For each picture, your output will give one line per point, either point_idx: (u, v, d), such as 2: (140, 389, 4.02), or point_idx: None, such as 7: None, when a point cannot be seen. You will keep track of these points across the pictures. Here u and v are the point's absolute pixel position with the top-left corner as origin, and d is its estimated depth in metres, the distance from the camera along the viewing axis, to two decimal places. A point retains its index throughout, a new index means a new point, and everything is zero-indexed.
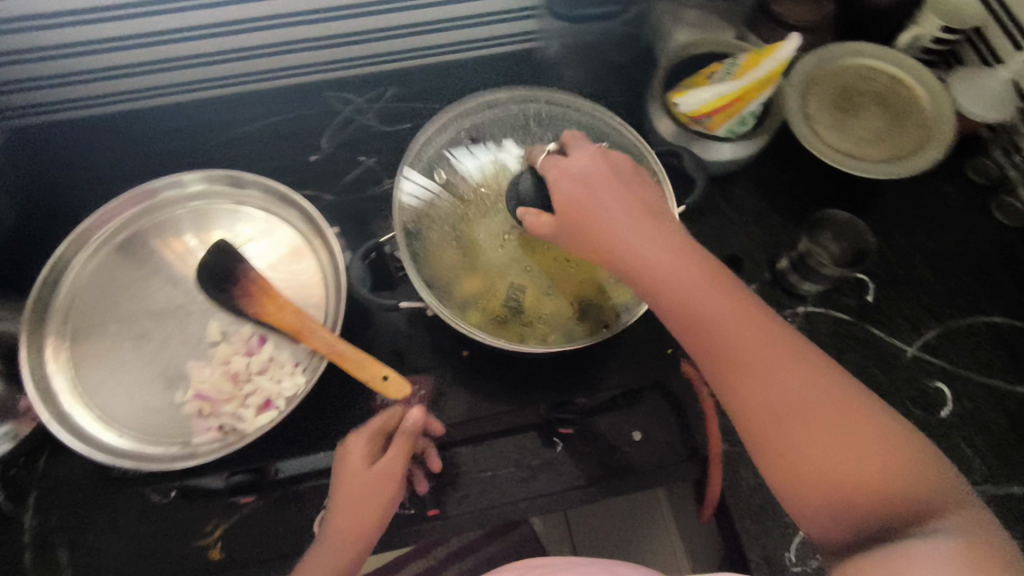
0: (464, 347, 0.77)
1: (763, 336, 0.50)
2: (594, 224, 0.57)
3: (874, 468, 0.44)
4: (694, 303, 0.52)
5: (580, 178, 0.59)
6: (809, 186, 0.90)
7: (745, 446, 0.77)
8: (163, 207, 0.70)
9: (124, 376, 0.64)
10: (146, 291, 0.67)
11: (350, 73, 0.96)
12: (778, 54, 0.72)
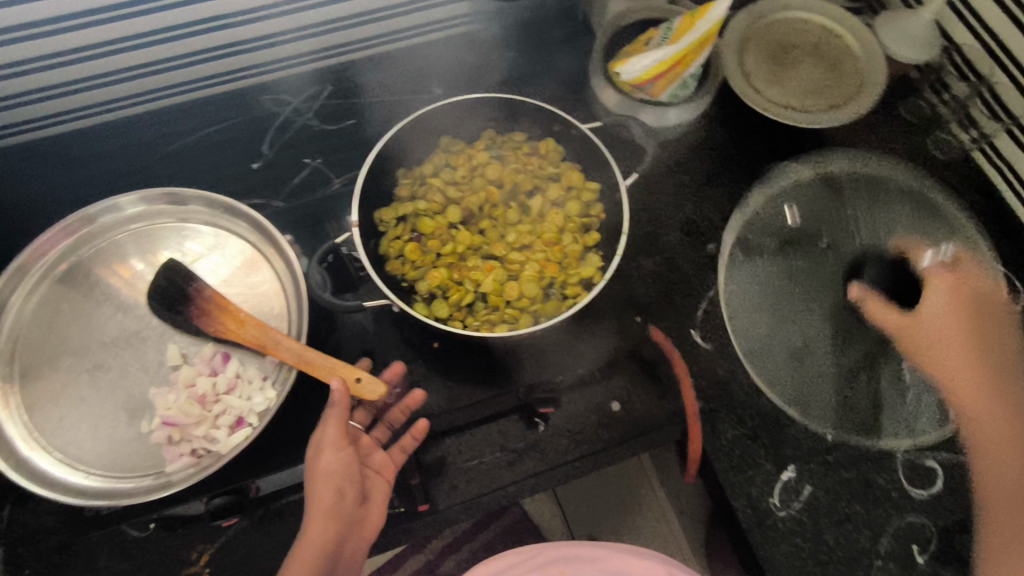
0: (434, 340, 0.75)
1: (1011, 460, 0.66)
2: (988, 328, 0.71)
3: None
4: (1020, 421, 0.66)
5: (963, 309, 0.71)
6: (757, 138, 0.91)
7: (724, 402, 0.78)
8: (103, 233, 0.67)
9: (82, 412, 0.61)
10: (97, 322, 0.64)
11: (284, 74, 0.93)
12: (711, 14, 0.73)
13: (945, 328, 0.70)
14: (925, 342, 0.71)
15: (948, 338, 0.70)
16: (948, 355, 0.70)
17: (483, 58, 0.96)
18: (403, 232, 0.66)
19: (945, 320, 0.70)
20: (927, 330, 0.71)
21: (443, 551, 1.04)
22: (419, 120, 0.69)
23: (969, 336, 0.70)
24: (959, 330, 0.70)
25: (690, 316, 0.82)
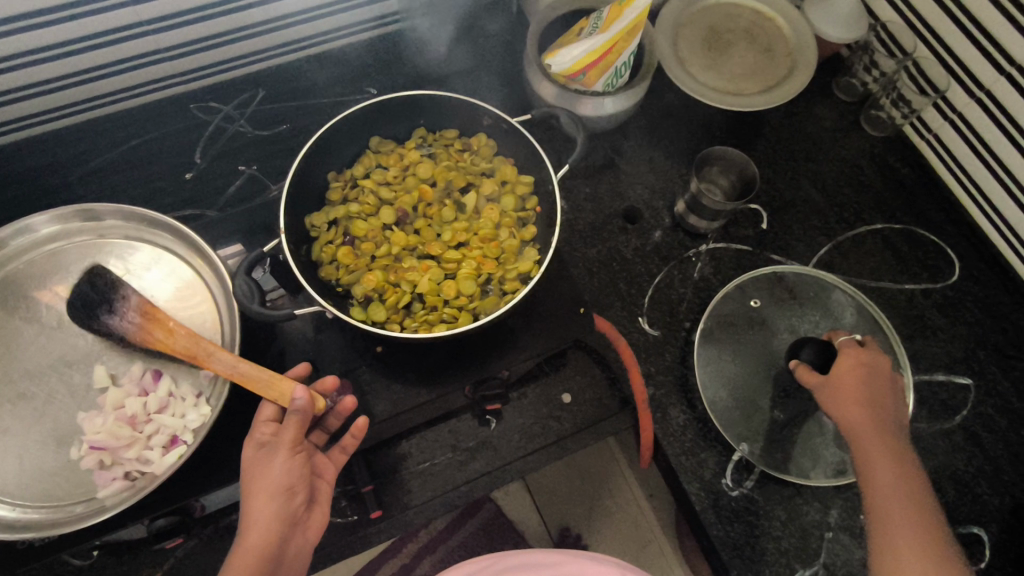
0: (377, 343, 0.71)
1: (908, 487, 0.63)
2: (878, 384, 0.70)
3: None
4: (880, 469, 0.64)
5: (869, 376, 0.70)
6: (693, 127, 0.93)
7: (673, 387, 0.79)
8: (17, 256, 0.64)
9: (5, 443, 0.58)
10: (17, 347, 0.61)
11: (212, 80, 0.91)
12: (638, 2, 0.74)
13: (867, 398, 0.68)
14: (849, 411, 0.68)
15: (877, 415, 0.67)
16: (873, 420, 0.67)
17: (419, 55, 0.95)
18: (335, 236, 0.65)
19: (864, 389, 0.69)
20: (846, 402, 0.68)
21: (422, 548, 1.12)
22: (346, 122, 0.68)
23: (890, 409, 0.68)
24: (879, 407, 0.68)
25: (637, 304, 0.83)
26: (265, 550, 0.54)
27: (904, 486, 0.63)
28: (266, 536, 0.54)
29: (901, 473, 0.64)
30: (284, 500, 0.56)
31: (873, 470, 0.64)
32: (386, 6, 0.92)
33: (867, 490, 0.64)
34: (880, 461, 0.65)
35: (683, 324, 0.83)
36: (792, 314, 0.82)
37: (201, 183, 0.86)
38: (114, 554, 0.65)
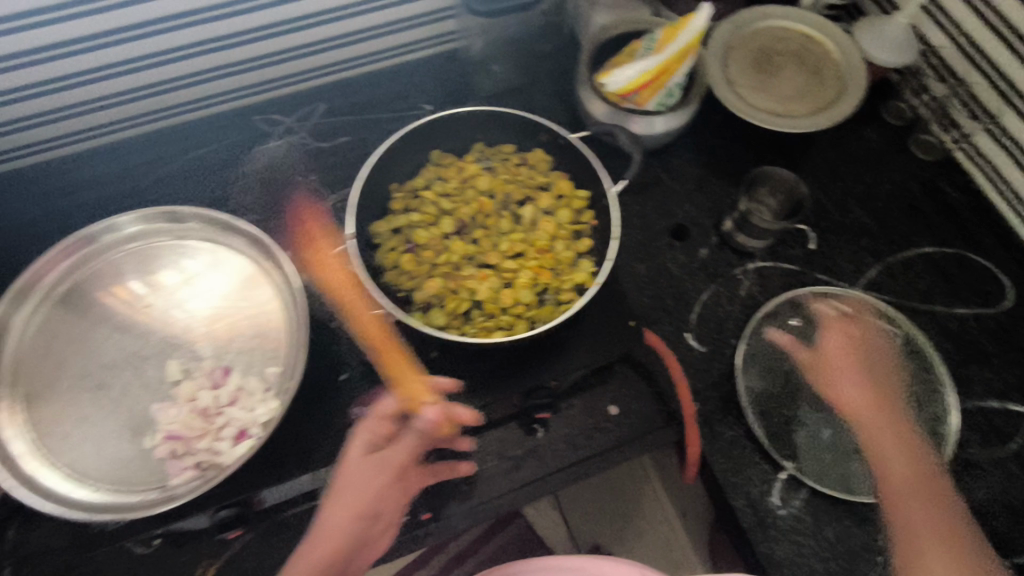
0: (434, 349, 0.74)
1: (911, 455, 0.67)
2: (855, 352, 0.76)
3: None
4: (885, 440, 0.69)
5: (850, 348, 0.76)
6: (740, 148, 0.95)
7: (721, 403, 0.79)
8: (103, 253, 0.68)
9: (86, 430, 0.61)
10: (99, 340, 0.65)
11: (276, 94, 0.95)
12: (693, 24, 0.76)
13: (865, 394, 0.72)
14: (852, 402, 0.71)
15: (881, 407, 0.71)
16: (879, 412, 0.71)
17: (473, 73, 0.97)
18: (397, 243, 0.68)
19: (863, 384, 0.73)
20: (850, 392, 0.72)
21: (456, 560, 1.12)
22: (412, 135, 0.71)
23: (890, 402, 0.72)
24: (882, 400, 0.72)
25: (684, 320, 0.84)
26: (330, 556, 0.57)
27: (911, 472, 0.66)
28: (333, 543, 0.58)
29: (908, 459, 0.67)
30: (367, 515, 0.60)
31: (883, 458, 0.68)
32: (444, 26, 0.96)
33: (875, 464, 0.68)
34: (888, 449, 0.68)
35: (730, 342, 0.83)
36: None
37: (264, 191, 0.89)
38: (175, 544, 0.67)
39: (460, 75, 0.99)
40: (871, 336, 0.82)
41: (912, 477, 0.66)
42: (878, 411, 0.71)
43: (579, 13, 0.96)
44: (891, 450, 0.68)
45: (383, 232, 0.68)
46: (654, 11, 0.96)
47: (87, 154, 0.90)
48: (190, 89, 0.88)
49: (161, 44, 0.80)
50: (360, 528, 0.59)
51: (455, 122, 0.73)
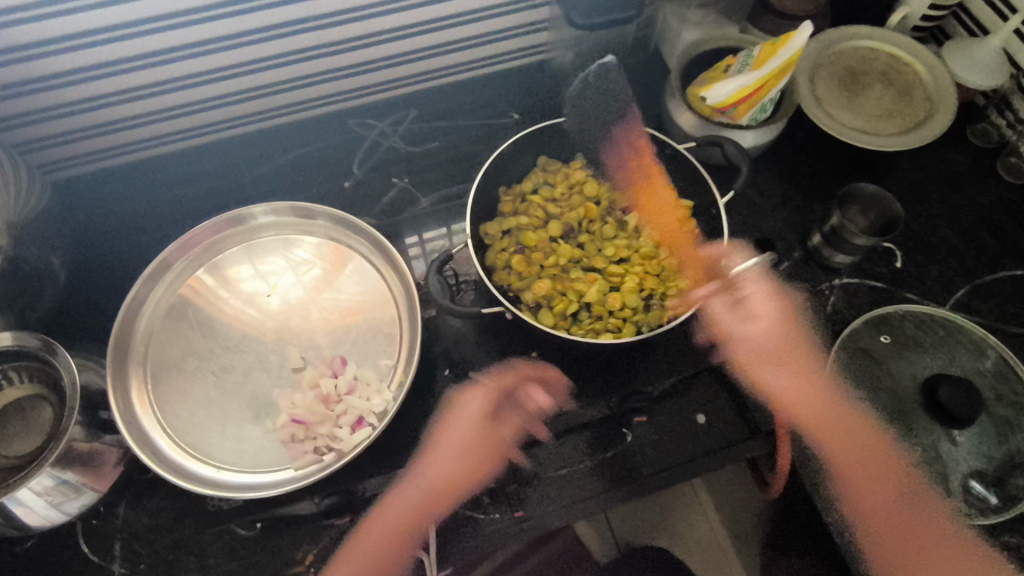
0: (533, 350, 0.80)
1: (860, 448, 0.76)
2: (766, 356, 0.82)
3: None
4: (836, 452, 0.76)
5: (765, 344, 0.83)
6: (827, 162, 0.94)
7: (808, 416, 0.79)
8: (232, 241, 0.72)
9: (212, 410, 0.64)
10: (224, 326, 0.68)
11: (370, 100, 0.99)
12: (793, 43, 0.77)
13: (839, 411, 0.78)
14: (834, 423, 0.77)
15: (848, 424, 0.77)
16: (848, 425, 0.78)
17: (561, 84, 1.00)
18: (506, 245, 0.70)
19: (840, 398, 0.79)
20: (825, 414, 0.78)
21: None
22: (525, 141, 0.74)
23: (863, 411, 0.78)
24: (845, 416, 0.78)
25: (770, 333, 0.84)
26: (405, 520, 0.70)
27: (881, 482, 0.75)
28: (413, 507, 0.71)
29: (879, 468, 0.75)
30: (457, 476, 0.73)
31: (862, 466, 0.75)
32: (535, 38, 0.99)
33: (840, 478, 0.76)
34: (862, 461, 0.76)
35: (816, 356, 0.83)
36: (911, 361, 0.80)
37: (358, 192, 0.92)
38: (277, 526, 0.71)
39: (546, 85, 1.02)
40: (962, 358, 0.79)
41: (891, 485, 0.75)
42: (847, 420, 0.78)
43: (669, 29, 0.98)
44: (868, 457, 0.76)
45: (492, 234, 0.70)
46: (742, 29, 0.98)
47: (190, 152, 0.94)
48: (292, 93, 0.92)
49: (270, 50, 0.83)
50: (432, 503, 0.71)
51: (566, 131, 0.76)
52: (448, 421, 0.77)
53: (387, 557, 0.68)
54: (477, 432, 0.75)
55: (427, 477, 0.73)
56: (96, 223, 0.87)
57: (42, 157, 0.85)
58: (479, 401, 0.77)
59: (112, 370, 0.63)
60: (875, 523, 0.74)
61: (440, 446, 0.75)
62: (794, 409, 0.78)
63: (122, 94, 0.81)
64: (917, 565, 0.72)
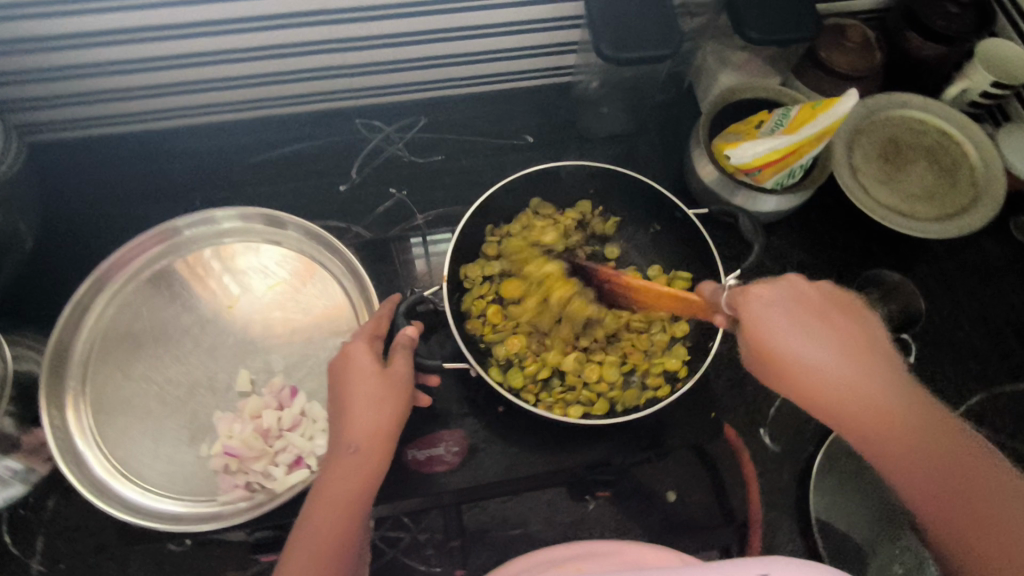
0: (501, 404, 0.70)
1: (911, 410, 0.49)
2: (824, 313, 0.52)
3: None
4: (893, 421, 0.48)
5: (799, 328, 0.51)
6: (853, 236, 0.87)
7: (787, 512, 0.74)
8: (193, 243, 0.68)
9: (146, 426, 0.61)
10: (172, 337, 0.65)
11: (380, 100, 0.93)
12: (836, 109, 0.69)
13: (807, 306, 0.53)
14: (800, 345, 0.51)
15: (803, 310, 0.53)
16: (826, 327, 0.52)
17: (582, 111, 0.94)
18: (483, 294, 0.67)
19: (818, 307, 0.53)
20: (806, 338, 0.51)
21: None
22: (519, 181, 0.71)
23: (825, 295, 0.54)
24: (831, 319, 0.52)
25: (762, 414, 0.77)
26: (364, 485, 0.51)
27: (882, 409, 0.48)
28: (361, 471, 0.51)
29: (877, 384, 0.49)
30: (380, 435, 0.52)
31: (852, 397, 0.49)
32: (563, 59, 0.93)
33: (900, 470, 0.48)
34: (856, 376, 0.49)
35: (808, 447, 0.76)
36: None
37: (351, 198, 0.88)
38: (205, 546, 0.68)
39: (567, 110, 0.96)
40: None
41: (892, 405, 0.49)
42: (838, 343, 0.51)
43: (707, 69, 0.91)
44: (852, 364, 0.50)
45: (470, 277, 0.68)
46: (784, 81, 0.91)
47: (185, 130, 0.89)
48: (297, 84, 0.87)
49: (280, 38, 0.78)
50: (373, 466, 0.52)
51: (564, 176, 0.73)
52: (342, 376, 0.56)
53: (347, 525, 0.50)
54: (383, 386, 0.54)
55: (354, 440, 0.52)
56: (77, 193, 0.84)
57: (25, 117, 0.81)
58: (372, 355, 0.56)
59: (46, 375, 0.60)
60: (922, 475, 0.47)
61: (351, 396, 0.54)
62: (879, 432, 0.48)
63: (117, 64, 0.77)
64: (990, 543, 0.43)
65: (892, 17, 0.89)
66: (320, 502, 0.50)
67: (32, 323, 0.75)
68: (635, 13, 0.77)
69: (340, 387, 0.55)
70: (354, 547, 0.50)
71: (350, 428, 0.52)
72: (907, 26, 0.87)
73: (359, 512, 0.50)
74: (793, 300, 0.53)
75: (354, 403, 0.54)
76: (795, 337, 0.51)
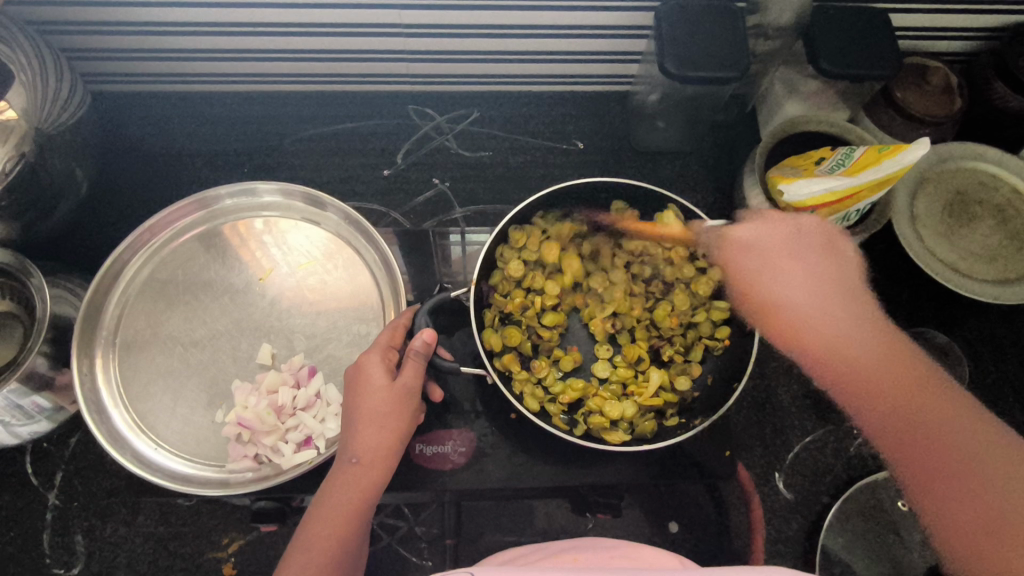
0: (513, 410, 0.70)
1: (899, 382, 0.60)
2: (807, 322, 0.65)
3: (931, 409, 0.57)
4: (910, 413, 0.58)
5: (801, 301, 0.65)
6: (903, 287, 0.83)
7: (791, 562, 0.71)
8: (236, 217, 0.73)
9: (168, 384, 0.66)
10: (204, 303, 0.69)
11: (435, 88, 0.93)
12: (903, 156, 0.65)
13: (823, 266, 0.66)
14: (774, 299, 0.67)
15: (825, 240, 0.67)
16: (798, 286, 0.66)
17: (636, 122, 0.91)
18: (513, 272, 0.70)
19: (816, 265, 0.66)
20: (790, 286, 0.66)
21: None
22: (559, 193, 0.73)
23: (823, 249, 0.66)
24: (805, 257, 0.67)
25: (778, 458, 0.75)
26: (362, 497, 0.55)
27: (885, 355, 0.62)
28: (360, 484, 0.55)
29: (886, 348, 0.62)
30: (382, 450, 0.56)
31: (851, 350, 0.63)
32: (624, 69, 0.91)
33: (847, 340, 0.63)
34: (819, 317, 0.65)
35: (821, 500, 0.74)
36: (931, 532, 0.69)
37: (393, 183, 0.88)
38: (210, 504, 0.70)
39: (622, 119, 0.94)
40: None
41: (874, 358, 0.62)
42: (793, 290, 0.66)
43: (772, 96, 0.88)
44: (839, 318, 0.64)
45: (506, 250, 0.71)
46: (851, 117, 0.87)
47: (241, 95, 0.91)
48: (354, 64, 0.87)
49: (340, 17, 0.77)
50: (372, 479, 0.56)
51: (601, 190, 0.74)
52: (355, 386, 0.58)
53: (344, 535, 0.54)
54: (391, 401, 0.57)
55: (355, 452, 0.56)
56: (133, 147, 0.86)
57: (94, 67, 0.83)
58: (384, 367, 0.58)
59: (82, 326, 0.65)
60: (885, 428, 0.59)
61: (359, 408, 0.57)
62: (875, 404, 0.60)
63: (182, 27, 0.78)
64: (909, 458, 0.57)
65: (982, 62, 0.84)
66: (319, 509, 0.54)
67: (76, 268, 0.78)
68: (705, 33, 0.74)
69: (351, 397, 0.58)
70: (350, 555, 0.55)
71: (354, 442, 0.56)
72: (994, 74, 0.82)
73: (356, 522, 0.55)
74: (812, 267, 0.66)
75: (360, 415, 0.57)
76: (785, 280, 0.66)
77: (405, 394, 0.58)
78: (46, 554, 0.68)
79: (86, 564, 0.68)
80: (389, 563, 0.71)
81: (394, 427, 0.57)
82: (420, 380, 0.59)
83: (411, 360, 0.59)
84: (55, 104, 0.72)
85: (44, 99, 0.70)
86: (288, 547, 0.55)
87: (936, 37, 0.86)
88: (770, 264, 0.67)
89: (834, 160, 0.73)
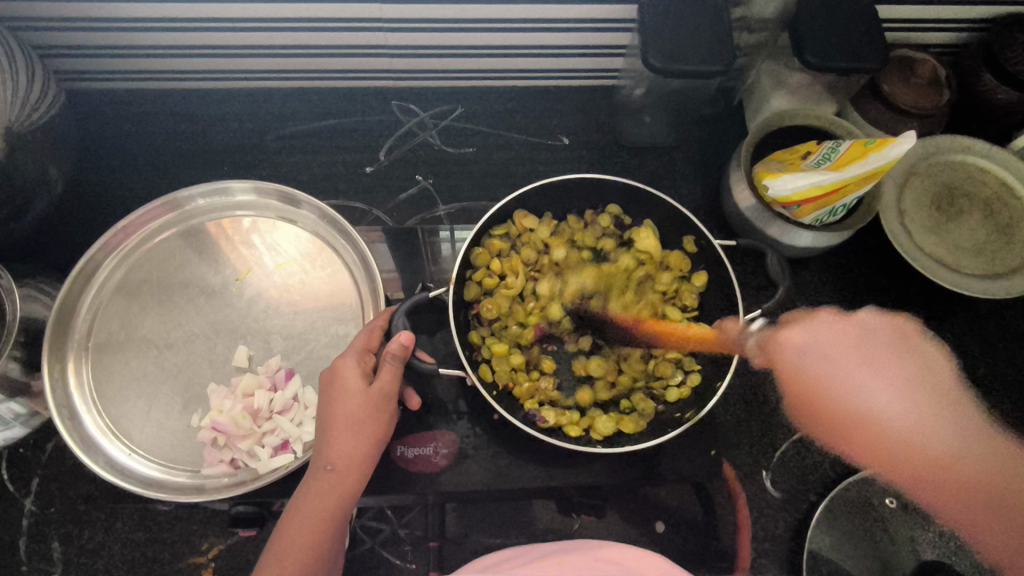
0: (496, 410, 0.69)
1: (918, 459, 0.69)
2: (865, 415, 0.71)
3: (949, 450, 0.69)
4: (907, 455, 0.69)
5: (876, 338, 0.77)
6: (890, 282, 0.82)
7: (776, 560, 0.71)
8: (213, 216, 0.72)
9: (143, 388, 0.64)
10: (179, 305, 0.68)
11: (419, 83, 0.92)
12: (887, 151, 0.63)
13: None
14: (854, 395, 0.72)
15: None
16: (890, 378, 0.72)
17: (621, 116, 0.90)
18: (496, 271, 0.69)
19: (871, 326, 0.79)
20: (874, 390, 0.72)
21: None
22: (540, 191, 0.72)
23: (890, 347, 0.76)
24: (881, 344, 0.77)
25: (765, 455, 0.74)
26: (336, 505, 0.54)
27: (970, 442, 0.70)
28: (336, 492, 0.54)
29: (920, 415, 0.70)
30: (357, 456, 0.55)
31: (938, 440, 0.69)
32: (609, 62, 0.90)
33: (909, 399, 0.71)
34: (909, 413, 0.70)
35: (808, 496, 0.73)
36: (918, 529, 0.68)
37: (376, 180, 0.86)
38: (189, 509, 0.69)
39: (609, 113, 0.93)
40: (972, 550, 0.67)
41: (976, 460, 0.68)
42: (885, 397, 0.71)
43: (759, 88, 0.87)
44: (904, 393, 0.71)
45: (508, 225, 0.72)
46: (839, 109, 0.86)
47: (221, 92, 0.89)
48: (336, 59, 0.85)
49: (322, 12, 0.76)
50: (346, 487, 0.54)
51: (583, 187, 0.73)
52: (330, 391, 0.57)
53: (318, 543, 0.53)
54: (367, 405, 0.56)
55: (331, 459, 0.55)
56: (112, 146, 0.85)
57: (72, 64, 0.82)
58: (359, 372, 0.57)
59: (53, 331, 0.64)
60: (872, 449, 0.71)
61: (335, 413, 0.56)
62: (964, 495, 0.67)
63: (159, 23, 0.76)
64: (886, 463, 0.70)
65: (971, 53, 0.83)
66: (291, 519, 0.53)
67: (52, 270, 0.77)
68: (689, 25, 0.73)
69: (327, 402, 0.57)
70: (324, 564, 0.54)
71: (329, 447, 0.55)
72: (982, 66, 0.81)
73: (332, 530, 0.54)
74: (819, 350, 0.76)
75: (336, 421, 0.56)
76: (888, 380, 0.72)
77: (379, 399, 0.57)
78: (22, 561, 0.66)
79: (62, 571, 0.66)
80: (372, 567, 0.70)
81: (372, 433, 0.56)
82: (396, 383, 0.58)
83: (385, 364, 0.58)
84: (28, 104, 0.70)
85: (14, 97, 0.69)
86: (260, 556, 0.53)
87: (923, 29, 0.85)
88: (883, 337, 0.77)
89: (819, 154, 0.71)
